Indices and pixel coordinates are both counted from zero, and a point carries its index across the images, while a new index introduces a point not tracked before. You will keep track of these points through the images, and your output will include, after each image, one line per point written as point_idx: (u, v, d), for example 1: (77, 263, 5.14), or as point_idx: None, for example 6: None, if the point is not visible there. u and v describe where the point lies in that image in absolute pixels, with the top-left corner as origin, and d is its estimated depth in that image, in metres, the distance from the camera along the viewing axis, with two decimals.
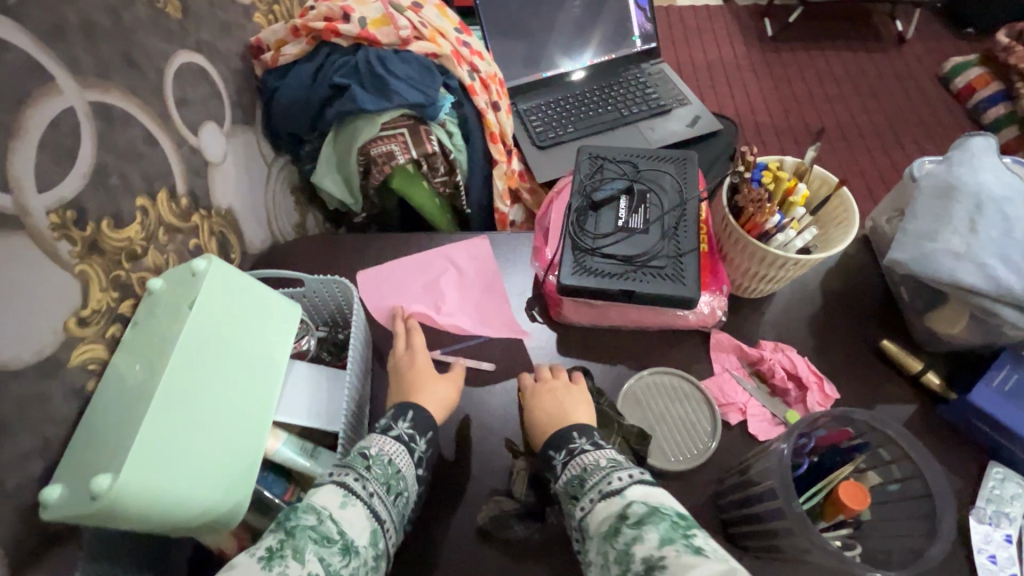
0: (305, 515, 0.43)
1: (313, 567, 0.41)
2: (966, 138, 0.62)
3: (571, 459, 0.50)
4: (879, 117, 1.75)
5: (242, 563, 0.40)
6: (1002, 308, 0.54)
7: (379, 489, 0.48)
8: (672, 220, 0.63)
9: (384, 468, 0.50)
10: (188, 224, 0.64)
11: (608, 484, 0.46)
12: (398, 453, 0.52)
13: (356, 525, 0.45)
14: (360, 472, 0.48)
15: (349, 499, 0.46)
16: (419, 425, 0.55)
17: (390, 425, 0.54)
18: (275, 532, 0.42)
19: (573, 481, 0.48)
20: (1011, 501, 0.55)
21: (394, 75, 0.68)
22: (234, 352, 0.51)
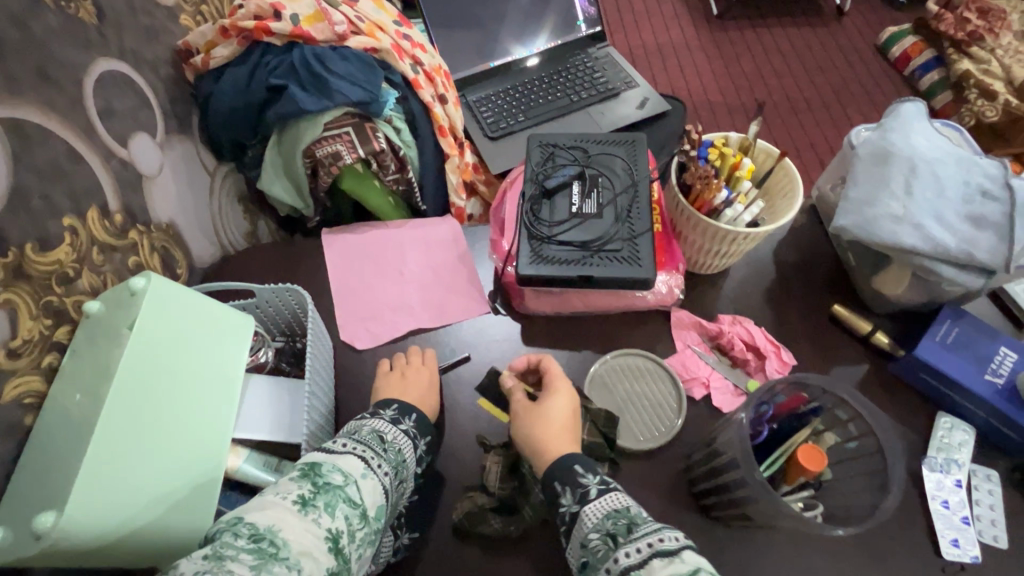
0: (332, 474, 0.45)
1: (338, 524, 0.43)
2: (898, 104, 0.64)
3: (607, 492, 0.48)
4: (824, 89, 1.80)
5: (275, 507, 0.41)
6: (939, 266, 0.56)
7: (391, 471, 0.50)
8: (625, 202, 0.64)
9: (397, 455, 0.51)
10: (125, 241, 0.60)
11: (662, 541, 0.42)
12: (406, 444, 0.53)
13: (373, 495, 0.47)
14: (376, 451, 0.49)
15: (369, 471, 0.47)
16: (421, 427, 0.56)
17: (398, 418, 0.55)
18: (303, 483, 0.43)
19: (616, 519, 0.45)
20: (959, 447, 0.58)
21: (333, 73, 0.66)
22: (182, 373, 0.49)
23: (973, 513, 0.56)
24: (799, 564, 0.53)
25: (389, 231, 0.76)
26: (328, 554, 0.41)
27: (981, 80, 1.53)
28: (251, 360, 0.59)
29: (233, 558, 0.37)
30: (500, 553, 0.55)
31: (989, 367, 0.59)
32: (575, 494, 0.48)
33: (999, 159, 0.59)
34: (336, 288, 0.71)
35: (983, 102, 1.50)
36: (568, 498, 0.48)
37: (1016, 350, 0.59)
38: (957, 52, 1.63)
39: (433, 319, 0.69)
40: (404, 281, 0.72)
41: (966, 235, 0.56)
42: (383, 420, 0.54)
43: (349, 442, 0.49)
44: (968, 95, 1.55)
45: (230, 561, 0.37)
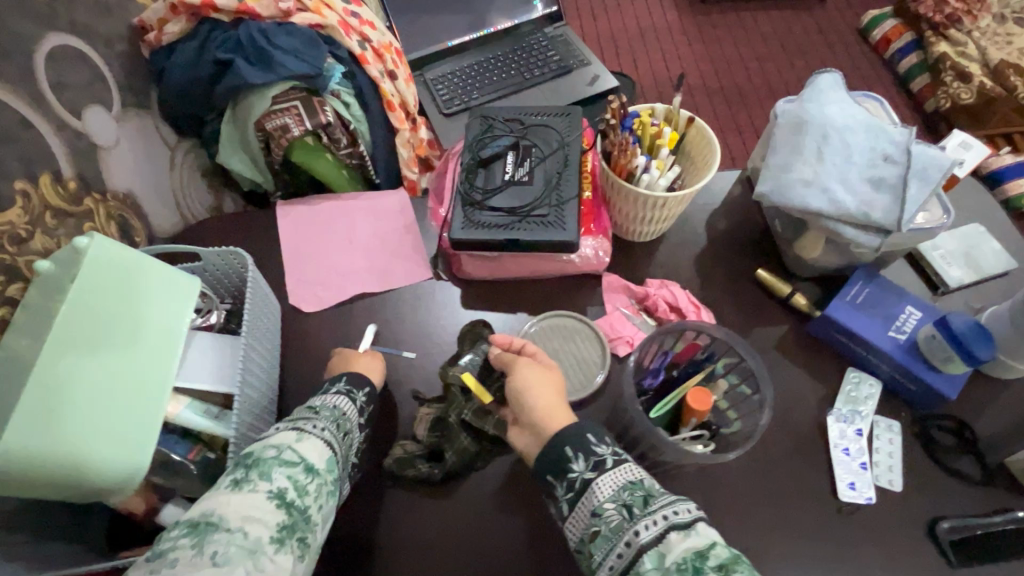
0: (265, 450, 0.47)
1: (282, 482, 0.45)
2: (817, 75, 0.67)
3: (619, 463, 0.49)
4: (802, 72, 1.81)
5: (213, 496, 0.43)
6: (843, 227, 0.60)
7: (330, 426, 0.52)
8: (555, 169, 0.67)
9: (334, 412, 0.54)
10: (80, 207, 0.64)
11: (676, 515, 0.44)
12: (344, 403, 0.55)
13: (315, 452, 0.49)
14: (308, 417, 0.52)
15: (303, 434, 0.49)
16: (354, 381, 0.58)
17: (328, 386, 0.57)
18: (235, 469, 0.45)
19: (633, 491, 0.47)
20: (865, 400, 0.62)
21: (278, 48, 0.69)
22: (122, 326, 0.52)
23: (872, 459, 0.59)
24: (704, 506, 0.57)
25: (340, 202, 0.79)
26: (276, 511, 0.43)
27: (957, 62, 1.55)
28: (202, 321, 0.63)
29: (174, 546, 0.38)
30: (427, 495, 0.59)
31: (893, 324, 0.62)
32: (589, 461, 0.49)
33: (908, 126, 0.62)
34: (286, 253, 0.75)
35: (958, 84, 1.53)
36: (580, 465, 0.49)
37: (921, 308, 0.63)
38: (934, 34, 1.64)
39: (378, 284, 0.73)
40: (353, 248, 0.76)
41: (867, 197, 0.59)
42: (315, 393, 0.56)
43: (279, 423, 0.51)
44: (944, 78, 1.57)
45: (172, 551, 0.38)
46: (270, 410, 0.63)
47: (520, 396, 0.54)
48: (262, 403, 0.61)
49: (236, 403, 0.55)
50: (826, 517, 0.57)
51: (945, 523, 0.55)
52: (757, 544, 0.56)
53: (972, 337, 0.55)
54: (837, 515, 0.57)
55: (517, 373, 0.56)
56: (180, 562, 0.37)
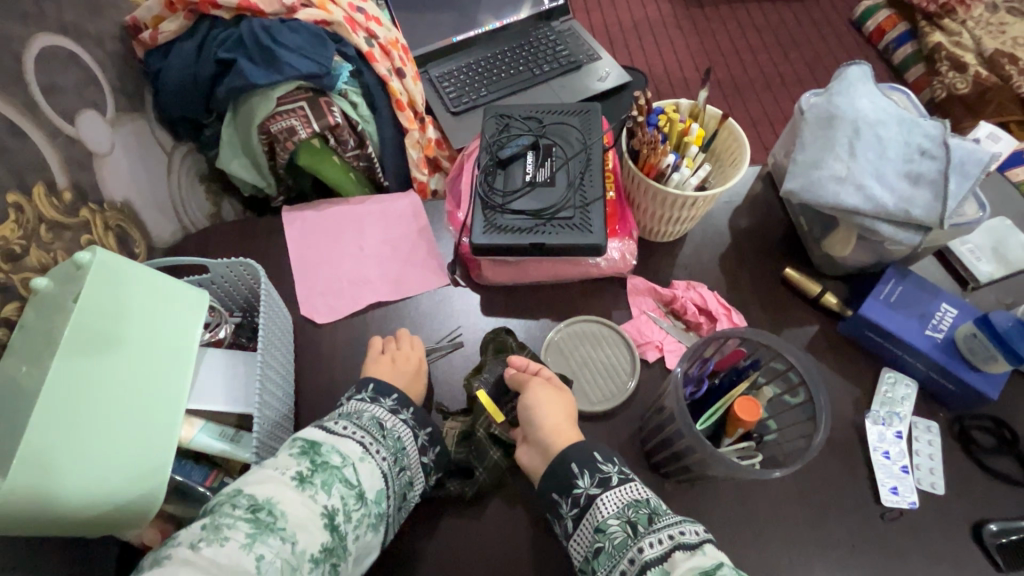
0: (331, 455, 0.46)
1: (334, 502, 0.44)
2: (845, 68, 0.65)
3: (623, 482, 0.49)
4: (799, 64, 1.80)
5: (275, 481, 0.43)
6: (880, 224, 0.57)
7: (391, 456, 0.50)
8: (578, 170, 0.64)
9: (394, 443, 0.51)
10: (76, 219, 0.60)
11: (682, 535, 0.44)
12: (406, 435, 0.52)
13: (369, 480, 0.47)
14: (375, 437, 0.50)
15: (367, 455, 0.48)
16: (420, 420, 0.54)
17: (396, 408, 0.53)
18: (302, 462, 0.45)
19: (638, 509, 0.46)
20: (901, 401, 0.60)
21: (283, 46, 0.65)
22: (131, 347, 0.49)
23: (913, 463, 0.58)
24: (747, 516, 0.55)
25: (349, 206, 0.76)
26: (322, 530, 0.43)
27: (952, 52, 1.57)
28: (210, 336, 0.59)
29: (231, 526, 0.40)
30: (458, 515, 0.56)
31: (930, 323, 0.60)
32: (594, 478, 0.49)
33: (940, 119, 0.60)
34: (292, 260, 0.72)
35: (954, 75, 1.54)
36: (585, 481, 0.49)
37: (957, 306, 0.61)
38: (928, 25, 1.66)
39: (393, 293, 0.70)
40: (365, 256, 0.72)
41: (904, 193, 0.57)
42: (382, 407, 0.53)
43: (347, 425, 0.50)
44: (940, 67, 1.58)
45: (227, 530, 0.39)
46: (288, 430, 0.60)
47: (529, 416, 0.54)
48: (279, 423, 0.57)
49: (255, 425, 0.52)
50: (871, 523, 0.55)
51: (992, 526, 0.54)
52: (801, 556, 0.54)
53: (1018, 337, 0.53)
54: (881, 522, 0.55)
55: (533, 395, 0.55)
56: (229, 545, 0.39)
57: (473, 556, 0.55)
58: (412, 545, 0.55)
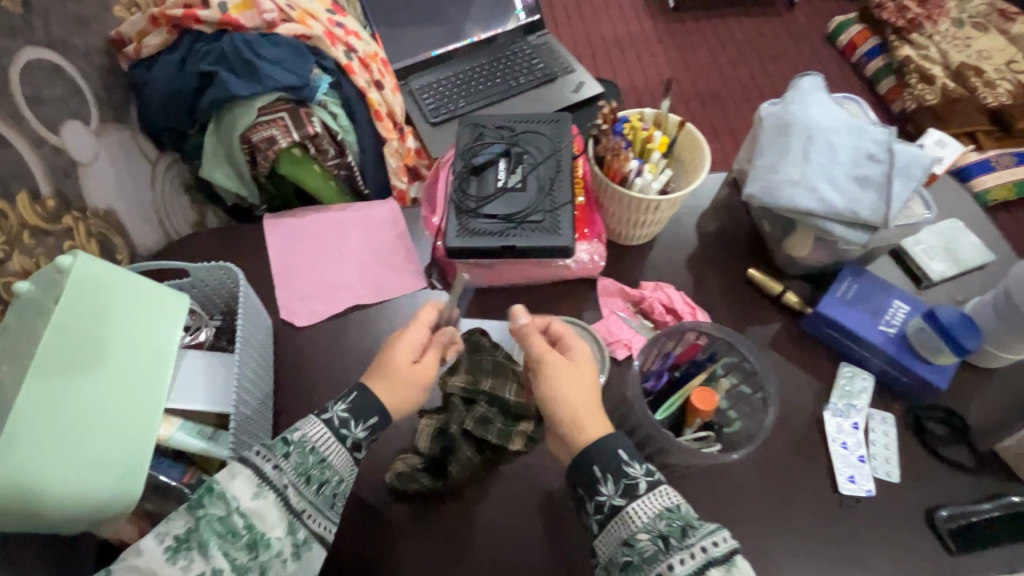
0: (212, 507, 0.44)
1: (218, 561, 0.43)
2: (799, 79, 0.69)
3: (653, 489, 0.46)
4: (775, 77, 1.86)
5: (149, 550, 0.42)
6: (832, 225, 0.61)
7: (300, 478, 0.48)
8: (547, 175, 0.67)
9: (304, 457, 0.49)
10: (59, 226, 0.62)
11: (714, 547, 0.42)
12: (324, 441, 0.50)
13: (264, 519, 0.45)
14: (277, 459, 0.47)
15: (263, 490, 0.46)
16: (357, 410, 0.52)
17: (325, 407, 0.52)
18: (187, 516, 0.43)
19: (670, 520, 0.44)
20: (859, 394, 0.63)
21: (263, 59, 0.68)
22: (110, 348, 0.50)
23: (869, 452, 0.60)
24: (710, 505, 0.57)
25: (329, 213, 0.78)
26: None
27: (920, 65, 1.63)
28: (192, 339, 0.61)
29: None
30: (433, 509, 0.58)
31: (883, 318, 0.63)
32: (619, 486, 0.46)
33: (888, 127, 0.64)
34: (272, 264, 0.74)
35: (923, 86, 1.60)
36: (609, 489, 0.47)
37: (908, 302, 0.64)
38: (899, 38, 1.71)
39: (372, 296, 0.72)
40: (344, 261, 0.74)
41: (853, 195, 0.60)
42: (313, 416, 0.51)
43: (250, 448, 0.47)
44: (909, 80, 1.64)
45: None
46: (266, 430, 0.61)
47: (549, 407, 0.51)
48: (257, 422, 0.59)
49: (233, 423, 0.54)
50: (829, 511, 0.58)
51: (943, 512, 0.56)
52: (765, 545, 0.55)
53: (961, 329, 0.57)
54: (839, 509, 0.58)
55: (553, 382, 0.52)
56: None
57: (447, 549, 0.56)
58: (386, 539, 0.57)
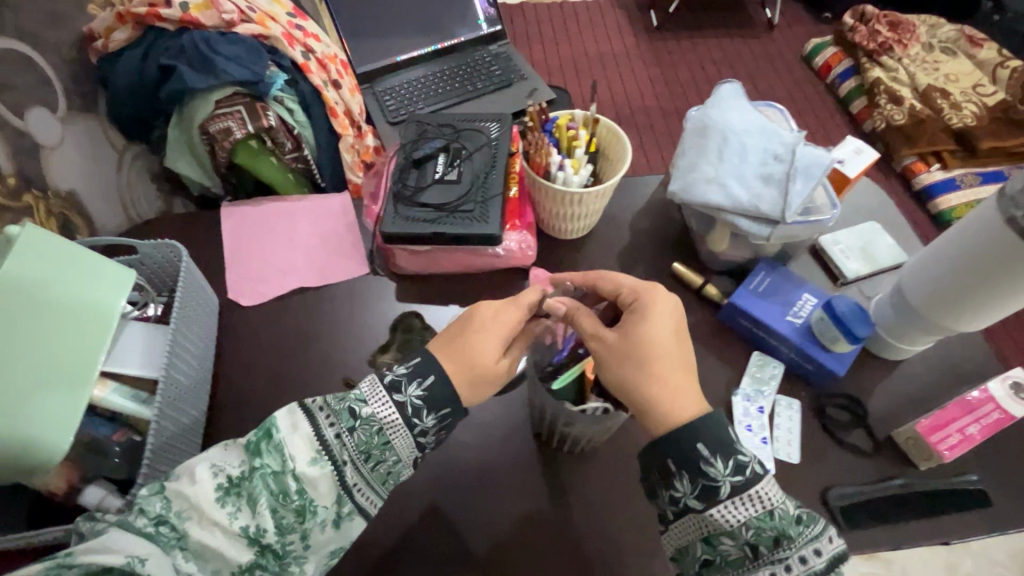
0: (269, 458, 0.46)
1: (263, 520, 0.44)
2: (718, 85, 0.74)
3: (741, 494, 0.44)
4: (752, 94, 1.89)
5: (204, 484, 0.44)
6: (740, 220, 0.65)
7: (357, 455, 0.47)
8: (482, 169, 0.71)
9: (367, 434, 0.48)
10: (20, 203, 0.66)
11: (806, 558, 0.43)
12: (391, 423, 0.49)
13: (315, 486, 0.46)
14: (343, 429, 0.47)
15: (320, 457, 0.46)
16: (429, 399, 0.49)
17: (400, 385, 0.50)
18: (243, 460, 0.46)
19: (761, 529, 0.43)
20: (768, 380, 0.66)
21: (220, 55, 0.73)
22: (50, 310, 0.53)
23: (772, 435, 0.63)
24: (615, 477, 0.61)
25: (283, 202, 0.83)
26: (247, 546, 0.44)
27: (890, 87, 1.69)
28: (140, 313, 0.64)
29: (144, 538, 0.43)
30: None
31: (791, 309, 0.67)
32: (696, 487, 0.45)
33: (799, 132, 0.68)
34: (224, 249, 0.78)
35: (891, 107, 1.65)
36: (684, 488, 0.46)
37: (816, 295, 0.68)
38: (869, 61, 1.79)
39: (316, 279, 0.75)
40: (293, 247, 0.78)
41: (758, 191, 0.64)
42: (382, 386, 0.50)
43: (318, 411, 0.48)
44: (878, 100, 1.69)
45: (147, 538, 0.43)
46: (203, 400, 0.64)
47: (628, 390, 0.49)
48: (193, 391, 0.62)
49: (161, 385, 0.56)
50: None
51: (835, 490, 0.59)
52: None
53: (854, 319, 0.60)
54: None
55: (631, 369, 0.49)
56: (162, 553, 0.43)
57: None
58: None
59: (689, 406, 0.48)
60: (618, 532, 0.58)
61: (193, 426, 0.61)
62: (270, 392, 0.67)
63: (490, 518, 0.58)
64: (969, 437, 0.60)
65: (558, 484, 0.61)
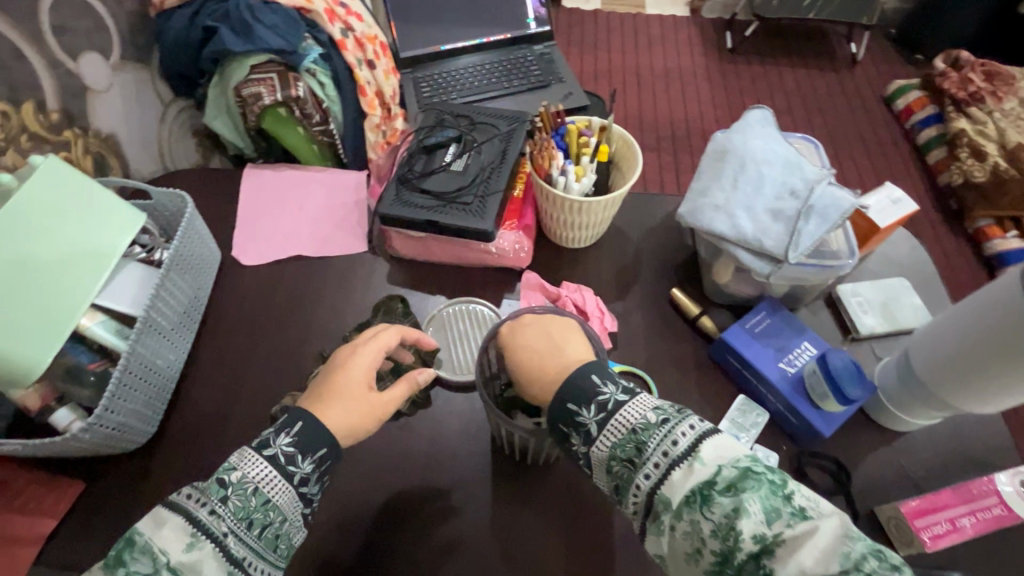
0: (137, 560, 0.40)
1: None
2: (748, 111, 0.70)
3: (609, 417, 0.44)
4: (821, 131, 1.75)
5: None
6: (742, 252, 0.61)
7: (238, 526, 0.43)
8: (489, 164, 0.71)
9: (245, 500, 0.43)
10: (58, 137, 0.72)
11: (675, 445, 0.41)
12: (267, 480, 0.44)
13: (197, 574, 0.40)
14: (214, 503, 0.42)
15: (197, 541, 0.41)
16: (303, 445, 0.46)
17: (267, 440, 0.46)
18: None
19: (626, 444, 0.43)
20: (749, 427, 0.62)
21: (261, 23, 0.76)
22: (56, 238, 0.56)
23: None
24: (563, 499, 0.58)
25: (303, 171, 0.85)
26: None
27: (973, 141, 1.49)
28: (145, 258, 0.65)
29: None
30: None
31: (786, 356, 0.63)
32: (578, 434, 0.45)
33: (825, 169, 0.63)
34: (239, 208, 0.81)
35: (972, 162, 1.48)
36: (575, 439, 0.45)
37: (817, 346, 0.63)
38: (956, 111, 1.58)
39: (316, 250, 0.77)
40: (302, 216, 0.80)
41: (764, 225, 0.60)
42: (246, 450, 0.45)
43: (185, 493, 0.43)
44: (958, 153, 1.51)
45: None
46: (183, 348, 0.67)
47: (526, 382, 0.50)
48: (173, 336, 0.65)
49: (138, 323, 0.59)
50: None
51: None
52: (610, 554, 0.55)
53: (846, 378, 0.56)
54: None
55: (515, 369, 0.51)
56: None
57: None
58: None
59: (562, 368, 0.48)
60: (555, 557, 0.55)
61: (168, 370, 0.64)
62: (248, 351, 0.69)
63: (427, 513, 0.57)
64: (959, 529, 0.54)
65: (505, 494, 0.58)
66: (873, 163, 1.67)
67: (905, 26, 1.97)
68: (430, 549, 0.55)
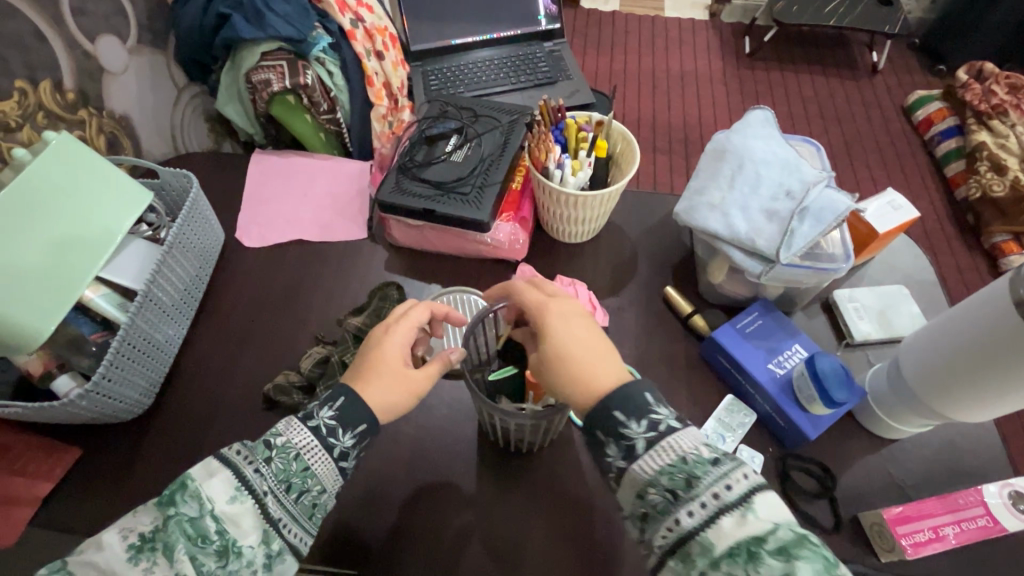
0: (187, 504, 0.40)
1: (182, 568, 0.39)
2: (749, 111, 0.70)
3: (659, 440, 0.42)
4: (836, 139, 1.73)
5: (112, 546, 0.39)
6: (732, 251, 0.61)
7: (279, 488, 0.43)
8: (488, 156, 0.72)
9: (287, 463, 0.44)
10: (73, 116, 0.74)
11: (727, 491, 0.39)
12: (309, 448, 0.45)
13: (237, 526, 0.41)
14: (259, 463, 0.43)
15: (241, 495, 0.42)
16: (344, 418, 0.47)
17: (311, 412, 0.47)
18: (156, 514, 0.41)
19: (674, 473, 0.41)
20: (735, 427, 0.62)
21: (272, 11, 0.78)
22: (65, 212, 0.58)
23: None
24: (545, 489, 0.59)
25: (308, 157, 0.87)
26: None
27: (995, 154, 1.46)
28: (151, 236, 0.67)
29: None
30: None
31: (776, 358, 0.63)
32: (620, 447, 0.43)
33: (824, 172, 0.63)
34: (244, 192, 0.83)
35: (992, 175, 1.45)
36: (612, 451, 0.44)
37: (807, 349, 0.63)
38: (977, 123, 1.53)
39: (317, 235, 0.78)
40: (304, 201, 0.82)
41: (758, 225, 0.60)
42: (293, 417, 0.47)
43: (238, 449, 0.44)
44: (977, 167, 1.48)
45: None
46: (184, 324, 0.69)
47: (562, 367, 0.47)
48: (173, 312, 0.66)
49: (139, 298, 0.61)
50: None
51: None
52: (589, 547, 0.55)
53: (834, 381, 0.56)
54: None
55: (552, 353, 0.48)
56: None
57: None
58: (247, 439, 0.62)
59: (614, 381, 0.46)
60: (534, 546, 0.55)
61: (168, 344, 0.66)
62: (245, 330, 0.70)
63: (412, 496, 0.58)
64: (942, 537, 0.54)
65: (487, 481, 0.59)
66: (888, 173, 1.64)
67: (928, 36, 1.94)
68: (410, 532, 0.56)
